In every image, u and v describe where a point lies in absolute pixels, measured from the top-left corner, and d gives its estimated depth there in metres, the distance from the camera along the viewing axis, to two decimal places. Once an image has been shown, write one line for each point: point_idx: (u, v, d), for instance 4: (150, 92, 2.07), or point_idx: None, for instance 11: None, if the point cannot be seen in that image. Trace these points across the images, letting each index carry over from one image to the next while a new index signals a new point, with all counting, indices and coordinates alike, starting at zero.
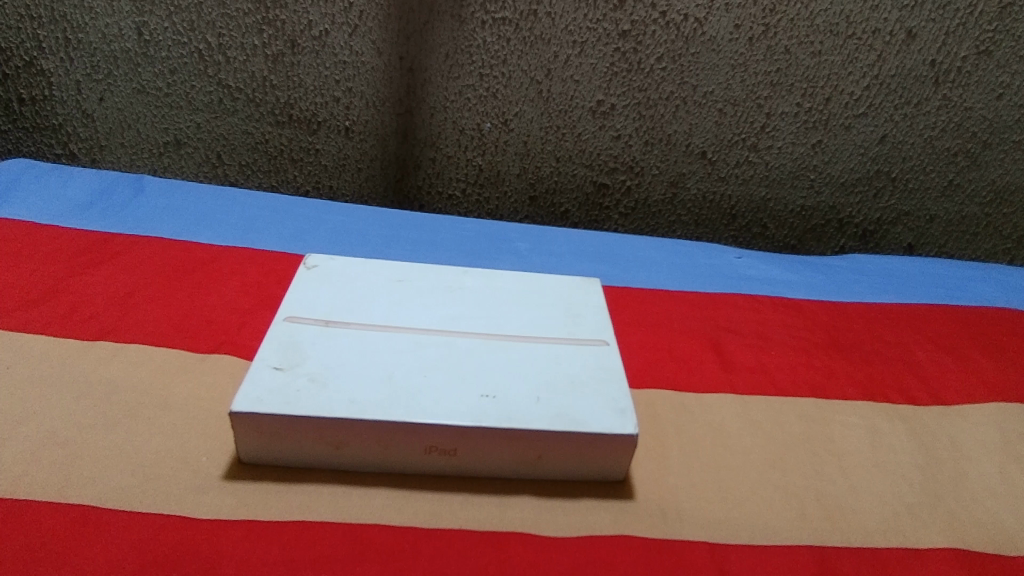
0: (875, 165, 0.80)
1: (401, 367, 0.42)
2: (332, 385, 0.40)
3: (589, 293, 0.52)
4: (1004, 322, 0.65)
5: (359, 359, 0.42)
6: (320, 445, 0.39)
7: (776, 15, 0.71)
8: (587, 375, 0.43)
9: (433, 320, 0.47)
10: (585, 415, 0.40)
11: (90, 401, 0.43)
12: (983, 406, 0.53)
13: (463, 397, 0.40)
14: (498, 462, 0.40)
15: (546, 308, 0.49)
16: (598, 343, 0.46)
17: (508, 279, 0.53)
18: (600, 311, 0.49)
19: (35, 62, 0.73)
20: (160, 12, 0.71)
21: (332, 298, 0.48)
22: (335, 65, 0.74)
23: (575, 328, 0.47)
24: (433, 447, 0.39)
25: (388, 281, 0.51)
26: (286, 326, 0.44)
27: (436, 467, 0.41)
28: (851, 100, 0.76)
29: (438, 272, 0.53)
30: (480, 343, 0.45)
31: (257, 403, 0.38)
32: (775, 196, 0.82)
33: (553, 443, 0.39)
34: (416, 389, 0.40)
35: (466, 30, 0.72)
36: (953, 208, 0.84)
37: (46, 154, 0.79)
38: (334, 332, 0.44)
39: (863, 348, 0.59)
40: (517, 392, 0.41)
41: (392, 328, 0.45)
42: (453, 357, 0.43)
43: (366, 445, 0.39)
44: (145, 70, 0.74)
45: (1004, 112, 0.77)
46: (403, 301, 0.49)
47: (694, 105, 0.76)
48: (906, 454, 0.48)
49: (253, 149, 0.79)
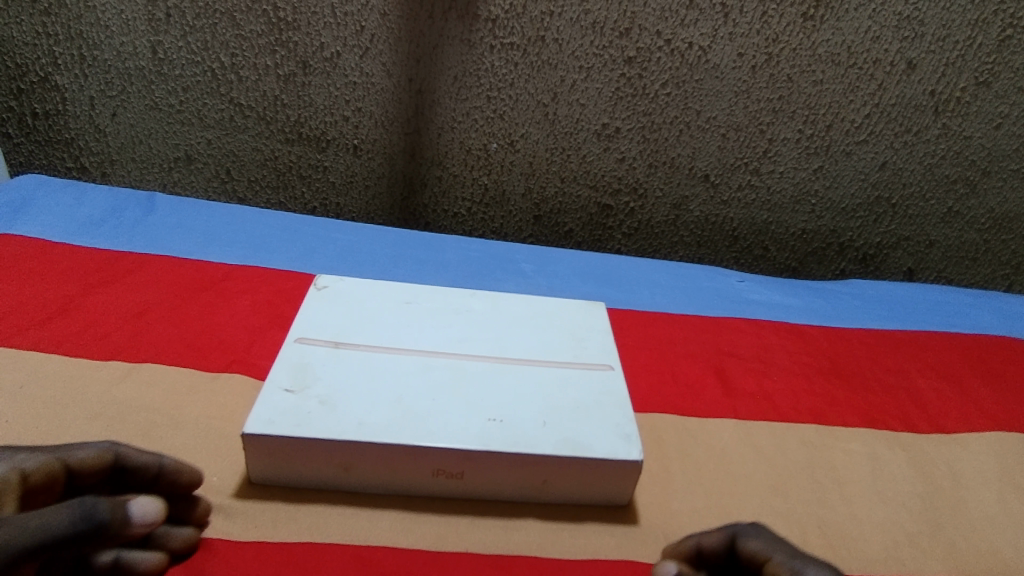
0: (875, 191, 0.81)
1: (410, 390, 0.42)
2: (343, 408, 0.40)
3: (596, 316, 0.53)
4: (1003, 350, 0.66)
5: (369, 380, 0.43)
6: (331, 466, 0.40)
7: (779, 44, 0.72)
8: (593, 400, 0.44)
9: (440, 342, 0.48)
10: (591, 439, 0.41)
11: (103, 421, 0.44)
12: (983, 435, 0.54)
13: (470, 421, 0.41)
14: (505, 486, 0.41)
15: (552, 330, 0.50)
16: (603, 368, 0.47)
17: (514, 303, 0.54)
18: (604, 336, 0.50)
19: (50, 78, 0.74)
20: (175, 32, 0.72)
21: (342, 320, 0.49)
22: (345, 86, 0.75)
23: (580, 352, 0.48)
24: (441, 470, 0.40)
25: (397, 303, 0.52)
26: (297, 348, 0.45)
27: (444, 491, 0.41)
28: (852, 127, 0.77)
29: (446, 295, 0.54)
30: (487, 366, 0.46)
31: (270, 424, 0.38)
32: (777, 220, 0.83)
33: (558, 469, 0.40)
34: (423, 412, 0.41)
35: (475, 55, 0.73)
36: (952, 234, 0.85)
37: (57, 167, 0.80)
38: (344, 353, 0.45)
39: (863, 374, 0.60)
40: (524, 416, 0.42)
41: (402, 350, 0.46)
42: (461, 379, 0.44)
43: (374, 468, 0.40)
44: (158, 87, 0.75)
45: (1003, 141, 0.78)
46: (413, 321, 0.50)
47: (697, 130, 0.77)
48: (906, 482, 0.48)
49: (262, 165, 0.80)
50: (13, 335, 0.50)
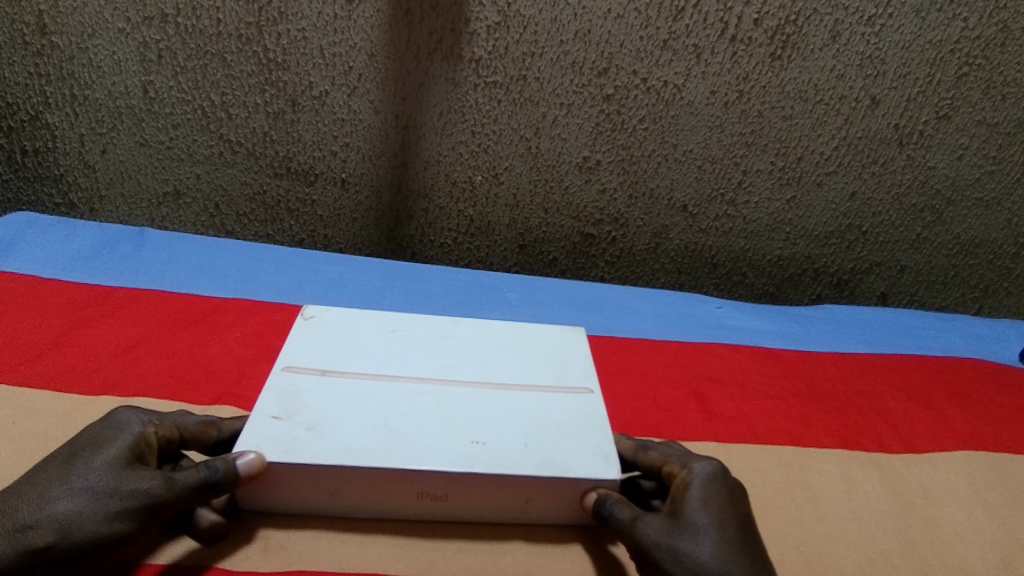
0: (846, 220, 0.84)
1: (395, 416, 0.43)
2: (329, 433, 0.41)
3: (577, 341, 0.54)
4: (971, 373, 0.69)
5: (354, 407, 0.44)
6: (317, 491, 0.41)
7: (749, 82, 0.74)
8: (574, 423, 0.45)
9: (426, 369, 0.49)
10: (571, 461, 0.42)
11: None
12: (953, 455, 0.56)
13: (454, 444, 0.42)
14: (487, 506, 0.42)
15: (534, 355, 0.52)
16: (583, 391, 0.48)
17: (497, 328, 0.55)
18: (585, 360, 0.52)
19: (41, 116, 0.76)
20: (166, 72, 0.73)
21: (328, 348, 0.50)
22: (333, 122, 0.77)
23: (561, 375, 0.50)
24: (425, 493, 0.41)
25: (383, 331, 0.53)
26: (284, 376, 0.46)
27: (429, 513, 0.43)
28: (822, 159, 0.79)
29: (430, 322, 0.55)
30: (472, 391, 0.47)
31: (256, 451, 0.39)
32: (753, 247, 0.86)
33: (540, 489, 0.41)
34: (408, 437, 0.42)
35: (459, 92, 0.75)
36: (922, 259, 0.88)
37: (47, 203, 0.82)
38: (330, 381, 0.46)
39: (838, 397, 0.62)
40: (506, 440, 0.43)
41: (388, 377, 0.48)
42: (444, 404, 0.45)
43: (361, 491, 0.41)
44: (148, 125, 0.77)
45: (966, 171, 0.81)
46: (399, 348, 0.51)
47: (674, 163, 0.80)
48: (879, 501, 0.50)
49: (251, 199, 0.82)
50: (5, 372, 0.51)
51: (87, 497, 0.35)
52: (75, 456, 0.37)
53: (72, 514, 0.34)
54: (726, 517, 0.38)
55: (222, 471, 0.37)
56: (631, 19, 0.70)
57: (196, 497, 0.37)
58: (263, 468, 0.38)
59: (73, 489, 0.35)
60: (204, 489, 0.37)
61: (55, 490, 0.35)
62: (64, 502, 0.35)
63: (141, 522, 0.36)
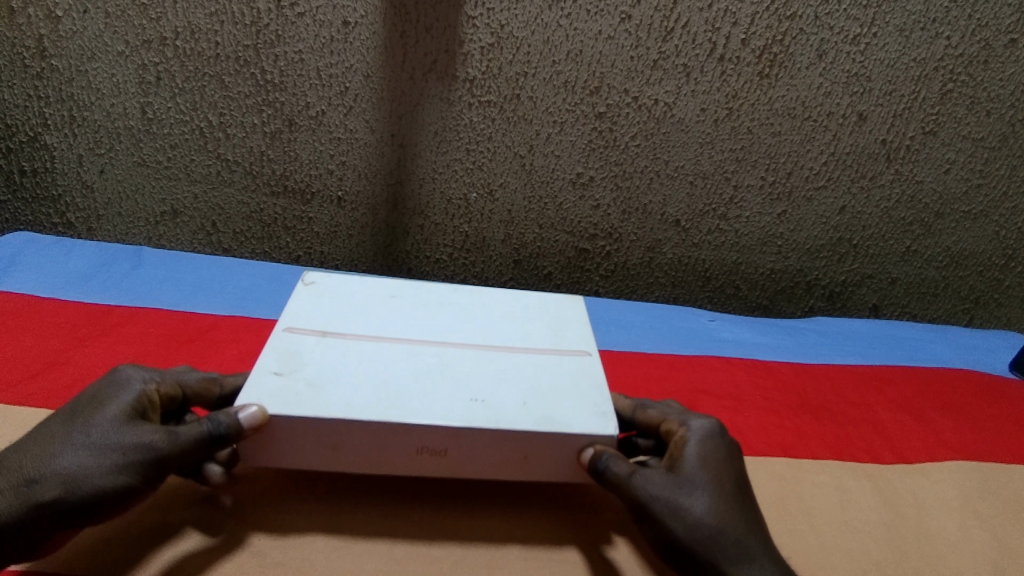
0: (836, 233, 0.85)
1: (396, 374, 0.44)
2: (329, 389, 0.42)
3: (574, 312, 0.56)
4: (961, 384, 0.70)
5: (354, 365, 0.45)
6: (318, 447, 0.41)
7: (738, 100, 0.75)
8: (573, 382, 0.46)
9: (427, 332, 0.50)
10: (568, 418, 0.43)
11: None
12: (945, 465, 0.57)
13: (455, 401, 0.43)
14: (485, 465, 0.43)
15: (532, 323, 0.53)
16: (581, 353, 0.50)
17: (495, 299, 0.57)
18: (582, 325, 0.54)
19: (39, 137, 0.77)
20: (164, 94, 0.74)
21: (328, 311, 0.51)
22: (330, 141, 0.78)
23: (559, 340, 0.51)
24: (424, 448, 0.42)
25: (383, 298, 0.55)
26: (284, 336, 0.47)
27: (428, 470, 0.43)
28: (812, 174, 0.81)
29: (429, 291, 0.57)
30: (471, 353, 0.48)
31: (260, 403, 0.40)
32: (745, 260, 0.87)
33: (538, 445, 0.42)
34: (407, 393, 0.43)
35: (454, 111, 0.76)
36: (913, 271, 0.89)
37: (45, 223, 0.83)
38: (330, 341, 0.47)
39: (830, 409, 0.63)
40: (505, 398, 0.44)
41: (386, 338, 0.49)
42: (444, 363, 0.46)
43: (360, 449, 0.42)
44: (147, 145, 0.77)
45: (954, 185, 0.82)
46: (398, 313, 0.52)
47: (667, 178, 0.81)
48: (872, 512, 0.51)
49: (248, 218, 0.83)
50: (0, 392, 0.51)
51: (90, 454, 0.37)
52: (78, 413, 0.39)
53: (75, 472, 0.36)
54: (719, 528, 0.39)
55: (224, 424, 0.39)
56: (622, 40, 0.71)
57: (202, 447, 0.39)
58: (263, 421, 0.40)
59: (76, 445, 0.37)
60: (210, 440, 0.39)
61: (59, 447, 0.37)
62: (67, 457, 0.37)
63: (146, 475, 0.38)
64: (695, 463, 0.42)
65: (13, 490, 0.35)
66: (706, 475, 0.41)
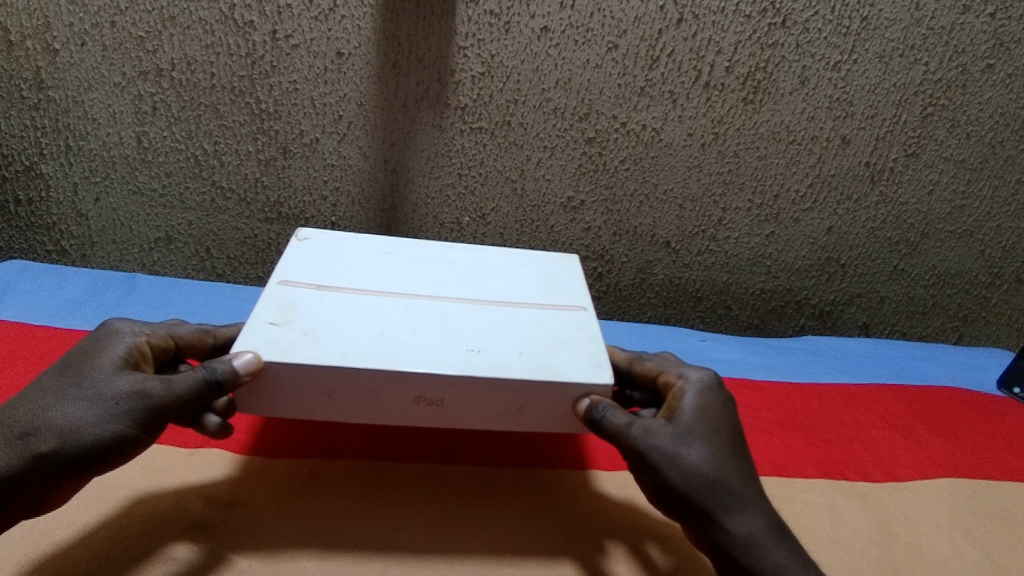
0: (824, 253, 0.87)
1: (390, 328, 0.49)
2: (324, 339, 0.46)
3: (573, 282, 0.60)
4: (949, 402, 0.71)
5: (351, 317, 0.49)
6: (315, 395, 0.45)
7: (724, 125, 0.77)
8: (568, 334, 0.51)
9: (424, 289, 0.56)
10: (564, 368, 0.47)
11: (81, 500, 0.47)
12: (935, 483, 0.57)
13: (453, 352, 0.47)
14: (480, 413, 0.46)
15: (530, 284, 0.59)
16: (577, 309, 0.55)
17: (492, 262, 0.63)
18: (578, 286, 0.60)
19: (35, 166, 0.77)
20: (160, 123, 0.75)
21: (326, 271, 0.56)
22: (323, 168, 0.79)
23: (557, 300, 0.56)
24: (422, 397, 0.45)
25: (379, 258, 0.60)
26: (284, 290, 0.52)
27: (425, 417, 0.46)
28: (798, 196, 0.82)
29: (424, 252, 0.63)
30: (465, 307, 0.53)
31: (256, 350, 0.44)
32: (736, 280, 0.89)
33: (534, 394, 0.46)
34: (402, 343, 0.47)
35: (446, 137, 0.77)
36: (901, 290, 0.91)
37: (39, 250, 0.83)
38: (328, 295, 0.52)
39: (821, 427, 0.63)
40: (500, 350, 0.48)
41: (382, 294, 0.54)
42: (441, 316, 0.51)
43: (356, 395, 0.45)
44: (141, 173, 0.78)
45: (937, 206, 0.84)
46: (392, 273, 0.58)
47: (656, 201, 0.82)
48: (863, 530, 0.51)
49: (242, 243, 0.83)
50: None
51: (81, 403, 0.41)
52: (68, 368, 0.43)
53: (67, 420, 0.40)
54: None
55: (219, 371, 0.42)
56: (609, 68, 0.73)
57: (201, 396, 0.42)
58: (259, 368, 0.43)
59: (69, 395, 0.42)
60: (206, 388, 0.42)
61: (53, 399, 0.42)
62: (60, 408, 0.41)
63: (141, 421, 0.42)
64: (694, 420, 0.45)
65: (9, 444, 0.39)
66: (698, 481, 0.43)
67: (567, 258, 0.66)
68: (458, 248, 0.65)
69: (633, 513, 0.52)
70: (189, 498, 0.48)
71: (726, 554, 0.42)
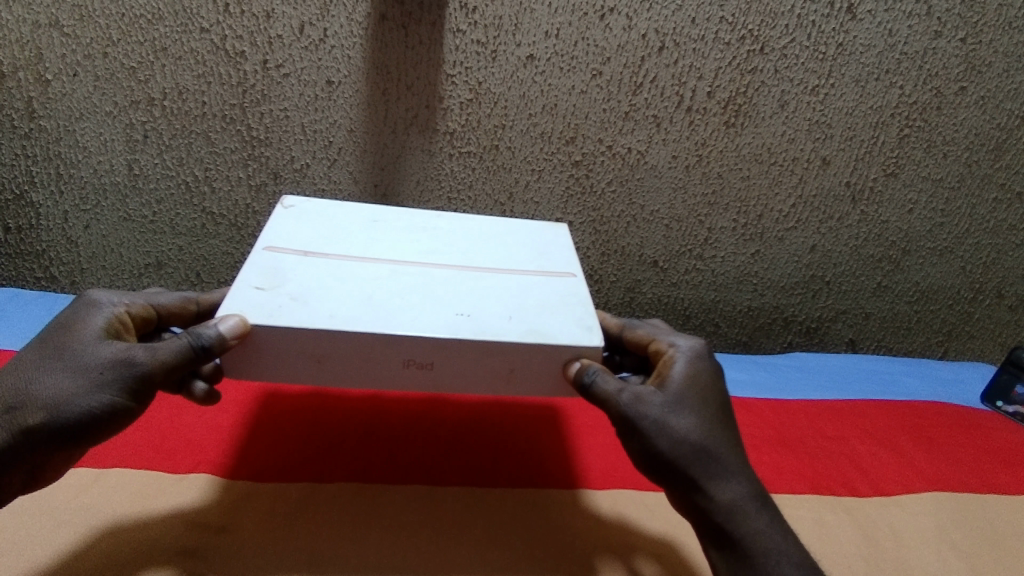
0: (809, 271, 0.88)
1: (378, 292, 0.49)
2: (310, 302, 0.47)
3: (563, 250, 0.62)
4: (934, 416, 0.72)
5: (337, 283, 0.50)
6: (305, 358, 0.45)
7: (707, 148, 0.79)
8: (559, 299, 0.52)
9: (412, 255, 0.56)
10: (554, 330, 0.48)
11: (69, 529, 0.47)
12: (921, 496, 0.58)
13: (443, 315, 0.47)
14: (470, 376, 0.47)
15: (520, 252, 0.60)
16: (567, 275, 0.56)
17: (479, 228, 0.64)
18: (568, 254, 0.61)
19: (25, 195, 0.78)
20: (151, 151, 0.76)
21: (311, 237, 0.57)
22: (314, 193, 0.80)
23: (547, 266, 0.58)
24: (411, 361, 0.46)
25: (366, 226, 0.61)
26: (271, 256, 0.53)
27: (416, 381, 0.47)
28: (781, 216, 0.84)
29: (410, 219, 0.64)
30: (453, 272, 0.54)
31: (241, 314, 0.44)
32: (723, 298, 0.90)
33: (526, 357, 0.47)
34: (390, 307, 0.48)
35: (436, 162, 0.78)
36: (885, 306, 0.92)
37: (28, 278, 0.83)
38: (313, 261, 0.53)
39: (808, 443, 0.64)
40: (490, 314, 0.48)
41: (368, 260, 0.54)
42: (429, 281, 0.52)
43: (346, 357, 0.46)
44: (132, 200, 0.79)
45: (918, 224, 0.86)
46: (378, 240, 0.58)
47: (643, 222, 0.83)
48: (851, 544, 0.52)
49: (232, 268, 0.84)
50: None
51: (68, 376, 0.43)
52: (47, 341, 0.45)
53: (56, 393, 0.42)
54: None
55: (206, 338, 0.42)
56: (594, 94, 0.75)
57: (189, 359, 0.44)
58: (245, 331, 0.43)
59: (56, 368, 0.43)
60: (192, 350, 0.43)
61: (37, 371, 0.43)
62: (47, 381, 0.43)
63: (131, 387, 0.43)
64: (685, 405, 0.46)
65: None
66: None
67: (555, 224, 0.68)
68: (446, 216, 0.66)
69: (621, 529, 0.53)
70: (178, 523, 0.48)
71: (710, 525, 0.44)
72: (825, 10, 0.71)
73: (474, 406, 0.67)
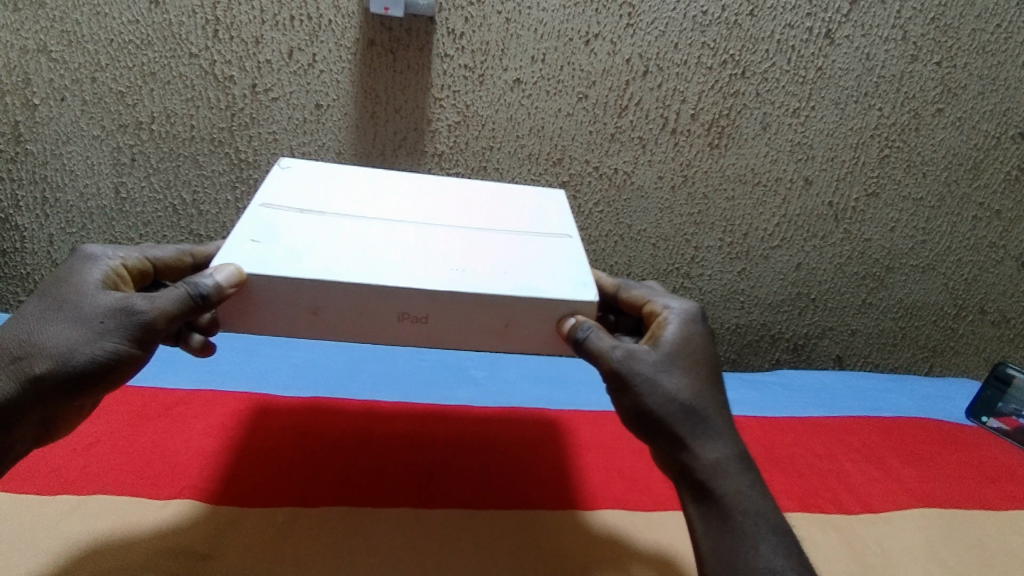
0: (795, 288, 0.89)
1: (374, 248, 0.49)
2: (304, 254, 0.47)
3: (557, 213, 0.62)
4: (921, 433, 0.72)
5: (332, 238, 0.50)
6: (298, 310, 0.46)
7: (692, 168, 0.80)
8: (553, 257, 0.52)
9: (408, 216, 0.56)
10: (545, 285, 0.48)
11: (47, 560, 0.46)
12: (908, 513, 0.59)
13: (438, 269, 0.48)
14: (464, 328, 0.47)
15: (516, 214, 0.60)
16: (562, 236, 0.56)
17: (474, 194, 0.64)
18: (564, 217, 0.61)
19: (10, 218, 0.77)
20: (138, 174, 0.76)
21: (309, 196, 0.57)
22: None
23: (542, 228, 0.58)
24: (406, 314, 0.46)
25: (362, 188, 0.61)
26: (268, 212, 0.52)
27: (415, 337, 0.47)
28: (767, 234, 0.85)
29: (405, 183, 0.64)
30: (450, 231, 0.54)
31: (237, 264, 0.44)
32: (710, 316, 0.90)
33: (520, 313, 0.47)
34: (384, 260, 0.48)
35: None
36: (871, 323, 0.93)
37: (12, 301, 0.82)
38: (310, 217, 0.53)
39: (797, 460, 0.64)
40: (484, 270, 0.48)
41: (364, 219, 0.54)
42: (425, 238, 0.52)
43: (341, 312, 0.46)
44: (119, 223, 0.79)
45: (900, 242, 0.87)
46: (374, 201, 0.58)
47: (630, 241, 0.84)
48: (841, 563, 0.52)
49: None
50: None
51: (70, 326, 0.42)
52: (47, 292, 0.44)
53: (61, 343, 0.42)
54: None
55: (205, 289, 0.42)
56: (580, 116, 0.76)
57: (188, 308, 0.43)
58: (241, 281, 0.44)
59: (59, 318, 0.43)
60: (190, 301, 0.43)
61: (39, 321, 0.43)
62: (52, 331, 0.42)
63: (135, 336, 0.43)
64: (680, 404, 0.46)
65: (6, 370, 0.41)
66: None
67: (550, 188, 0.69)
68: (447, 183, 0.66)
69: (613, 547, 0.53)
70: (161, 551, 0.48)
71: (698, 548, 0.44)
72: (804, 35, 0.73)
73: (467, 424, 0.67)
